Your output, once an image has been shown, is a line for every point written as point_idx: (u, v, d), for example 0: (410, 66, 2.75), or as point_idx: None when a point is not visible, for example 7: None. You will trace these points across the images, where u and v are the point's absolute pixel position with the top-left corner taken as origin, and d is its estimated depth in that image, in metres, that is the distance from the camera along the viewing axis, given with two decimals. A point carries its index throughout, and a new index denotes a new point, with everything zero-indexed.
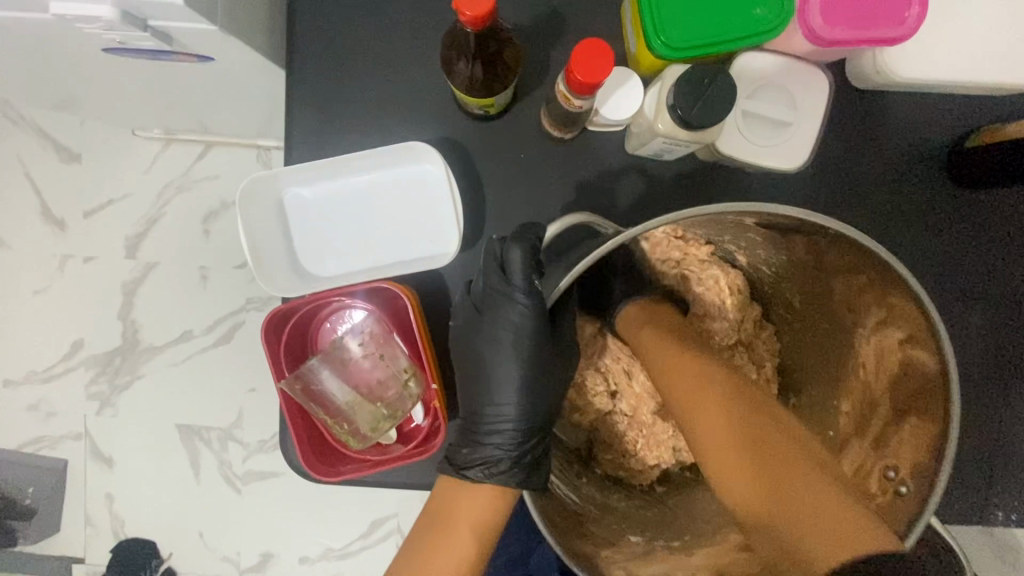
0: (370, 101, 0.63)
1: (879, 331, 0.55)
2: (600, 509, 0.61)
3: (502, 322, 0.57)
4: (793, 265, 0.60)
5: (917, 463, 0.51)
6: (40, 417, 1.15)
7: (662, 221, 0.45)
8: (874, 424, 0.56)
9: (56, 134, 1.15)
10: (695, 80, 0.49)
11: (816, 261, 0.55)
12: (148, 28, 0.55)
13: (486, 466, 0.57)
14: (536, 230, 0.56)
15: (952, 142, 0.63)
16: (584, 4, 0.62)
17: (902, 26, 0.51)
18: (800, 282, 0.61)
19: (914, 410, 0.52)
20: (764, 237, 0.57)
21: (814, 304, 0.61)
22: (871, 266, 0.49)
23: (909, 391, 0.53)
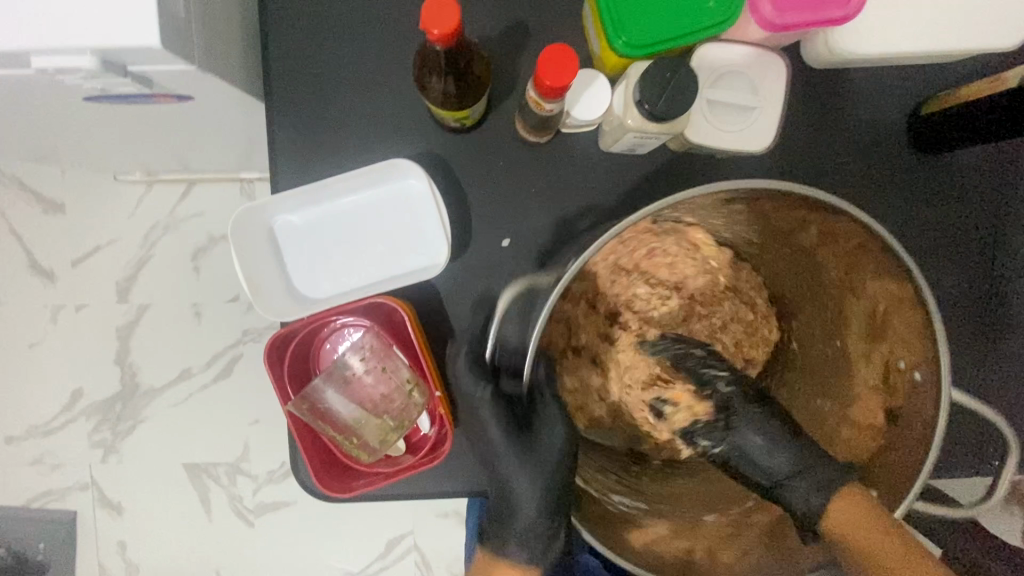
0: (349, 124, 0.65)
1: (845, 259, 0.58)
2: (671, 505, 0.64)
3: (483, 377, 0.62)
4: (764, 231, 0.62)
5: (918, 379, 0.55)
6: (45, 471, 1.15)
7: (646, 211, 0.49)
8: (871, 331, 0.60)
9: (38, 186, 1.15)
10: (657, 75, 0.52)
11: (797, 225, 0.58)
12: (127, 73, 0.56)
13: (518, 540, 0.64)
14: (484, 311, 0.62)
15: (909, 112, 0.66)
16: (545, 13, 0.64)
17: (847, 7, 0.54)
18: (779, 241, 0.63)
19: (903, 303, 0.55)
20: (738, 212, 0.59)
21: (797, 263, 0.64)
22: (844, 222, 0.52)
23: (892, 296, 0.56)
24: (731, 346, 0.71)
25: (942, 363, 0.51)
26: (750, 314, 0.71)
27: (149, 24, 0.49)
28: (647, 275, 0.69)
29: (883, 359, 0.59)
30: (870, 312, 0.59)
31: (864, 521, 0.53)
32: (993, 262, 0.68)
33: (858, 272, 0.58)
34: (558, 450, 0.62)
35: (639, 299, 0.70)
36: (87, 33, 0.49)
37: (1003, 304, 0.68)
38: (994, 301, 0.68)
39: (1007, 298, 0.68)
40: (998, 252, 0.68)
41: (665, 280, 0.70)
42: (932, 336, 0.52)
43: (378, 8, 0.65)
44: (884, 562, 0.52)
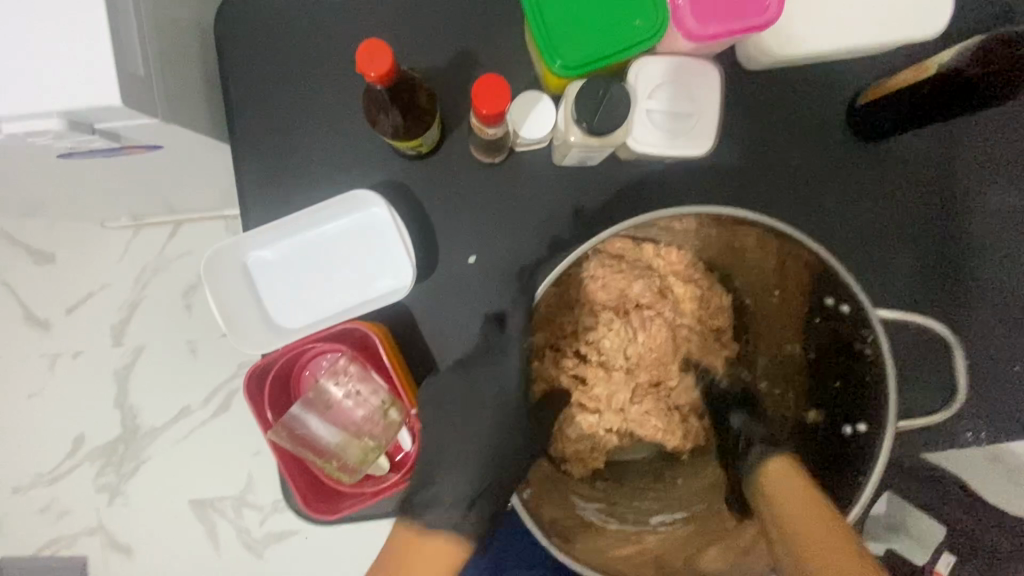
0: (312, 160, 0.68)
1: (765, 241, 0.63)
2: (705, 502, 0.68)
3: (479, 378, 0.64)
4: (699, 234, 0.66)
5: (852, 326, 0.62)
6: (53, 517, 1.17)
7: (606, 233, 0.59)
8: (801, 285, 0.64)
9: (29, 240, 1.18)
10: (591, 93, 0.55)
11: (732, 235, 0.65)
12: (95, 131, 0.59)
13: (445, 510, 0.62)
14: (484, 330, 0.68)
15: (846, 103, 0.69)
16: (491, 40, 0.67)
17: (767, 14, 0.56)
18: (709, 240, 0.67)
19: (815, 255, 0.60)
20: (681, 222, 0.64)
21: (727, 254, 0.68)
22: (764, 228, 0.61)
23: (805, 255, 0.61)
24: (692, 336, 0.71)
25: (873, 317, 0.59)
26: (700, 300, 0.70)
27: (109, 84, 0.52)
28: (588, 302, 0.70)
29: (817, 301, 0.64)
30: (793, 270, 0.64)
31: (793, 490, 0.56)
32: (943, 241, 0.70)
33: (774, 246, 0.63)
34: (580, 504, 0.67)
35: (587, 322, 0.70)
36: (52, 98, 0.52)
37: (958, 279, 0.70)
38: (949, 277, 0.70)
39: (962, 274, 0.70)
40: (946, 230, 0.70)
41: (609, 300, 0.70)
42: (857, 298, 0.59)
43: (333, 49, 0.68)
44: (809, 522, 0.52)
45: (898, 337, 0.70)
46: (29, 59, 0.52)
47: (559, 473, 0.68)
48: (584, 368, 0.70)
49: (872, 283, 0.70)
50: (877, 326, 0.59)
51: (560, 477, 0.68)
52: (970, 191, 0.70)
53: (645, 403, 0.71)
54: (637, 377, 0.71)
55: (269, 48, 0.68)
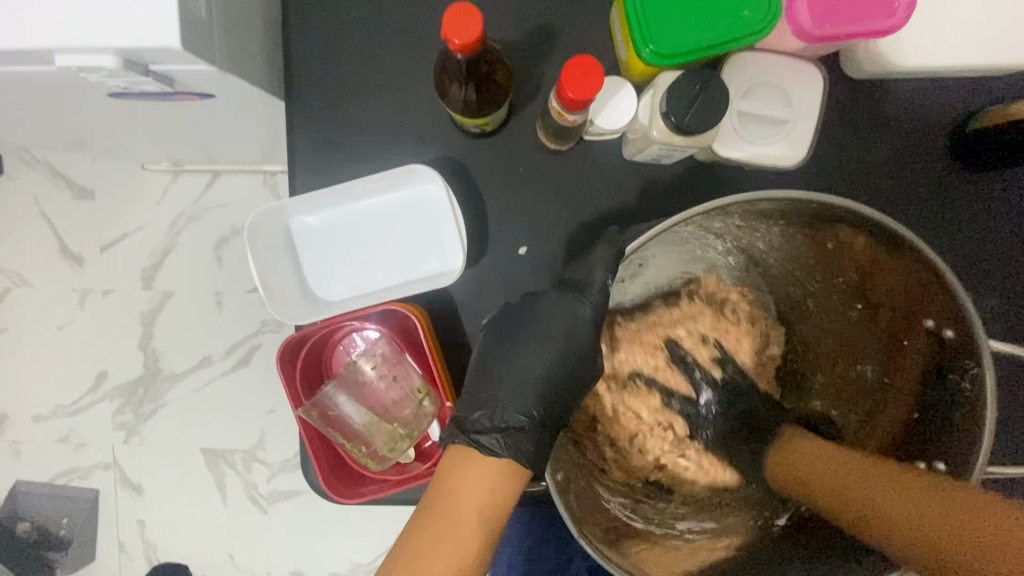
0: (368, 126, 0.64)
1: (864, 255, 0.54)
2: (737, 515, 0.62)
3: (552, 316, 0.58)
4: (781, 232, 0.58)
5: (952, 356, 0.51)
6: (70, 449, 1.18)
7: (680, 218, 0.49)
8: (893, 308, 0.56)
9: (69, 173, 1.17)
10: (686, 87, 0.50)
11: (823, 238, 0.56)
12: (149, 72, 0.56)
13: (496, 433, 0.56)
14: (540, 297, 0.60)
15: (953, 126, 0.62)
16: (573, 16, 0.62)
17: (893, 18, 0.50)
18: (790, 248, 0.59)
19: (923, 280, 0.50)
20: (764, 227, 0.57)
21: (807, 262, 0.60)
22: (861, 230, 0.51)
23: (911, 281, 0.52)
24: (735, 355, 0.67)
25: (981, 345, 0.47)
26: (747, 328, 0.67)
27: (169, 24, 0.49)
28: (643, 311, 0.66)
29: (913, 329, 0.55)
30: (889, 287, 0.55)
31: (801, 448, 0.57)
32: None
33: (872, 261, 0.54)
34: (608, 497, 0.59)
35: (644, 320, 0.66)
36: (109, 31, 0.49)
37: None
38: None
39: None
40: None
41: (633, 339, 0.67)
42: (970, 324, 0.48)
43: (401, 8, 0.63)
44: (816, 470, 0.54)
45: None
46: None
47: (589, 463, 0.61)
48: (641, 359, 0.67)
49: None
50: (987, 356, 0.47)
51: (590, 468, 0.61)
52: None
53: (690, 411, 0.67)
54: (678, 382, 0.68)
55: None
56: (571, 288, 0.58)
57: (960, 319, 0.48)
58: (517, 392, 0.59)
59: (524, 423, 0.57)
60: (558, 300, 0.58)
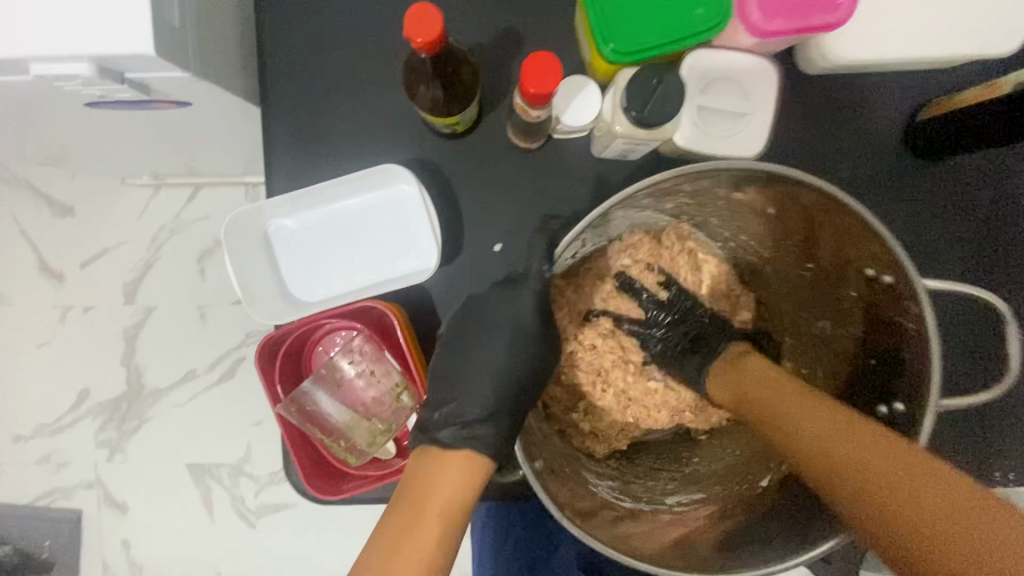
0: (343, 131, 0.66)
1: (807, 212, 0.56)
2: (723, 484, 0.64)
3: (497, 312, 0.60)
4: (728, 206, 0.61)
5: (896, 296, 0.53)
6: (52, 468, 1.17)
7: (631, 189, 0.51)
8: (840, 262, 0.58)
9: (49, 190, 1.17)
10: (644, 82, 0.52)
11: (770, 203, 0.58)
12: (125, 80, 0.57)
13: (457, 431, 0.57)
14: (483, 296, 0.62)
15: (905, 116, 0.65)
16: (538, 21, 0.65)
17: (837, 12, 0.53)
18: (742, 221, 0.63)
19: (856, 229, 0.52)
20: (715, 203, 0.61)
21: (760, 229, 0.63)
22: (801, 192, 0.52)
23: (850, 234, 0.54)
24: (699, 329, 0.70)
25: (916, 283, 0.49)
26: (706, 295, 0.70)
27: (142, 32, 0.50)
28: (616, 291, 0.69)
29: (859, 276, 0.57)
30: (833, 243, 0.57)
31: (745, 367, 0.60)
32: (994, 271, 0.67)
33: (816, 219, 0.56)
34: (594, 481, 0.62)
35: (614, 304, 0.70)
36: (83, 40, 0.50)
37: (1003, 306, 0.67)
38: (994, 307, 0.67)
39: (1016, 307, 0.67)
40: (999, 259, 0.67)
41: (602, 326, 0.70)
42: (900, 264, 0.50)
43: (373, 16, 0.65)
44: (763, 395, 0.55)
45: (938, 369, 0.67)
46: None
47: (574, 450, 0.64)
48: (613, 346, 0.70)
49: None
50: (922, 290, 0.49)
51: (574, 454, 0.64)
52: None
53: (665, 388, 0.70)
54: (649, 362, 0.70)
55: (308, 9, 0.65)
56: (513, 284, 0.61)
57: (890, 262, 0.51)
58: (475, 385, 0.60)
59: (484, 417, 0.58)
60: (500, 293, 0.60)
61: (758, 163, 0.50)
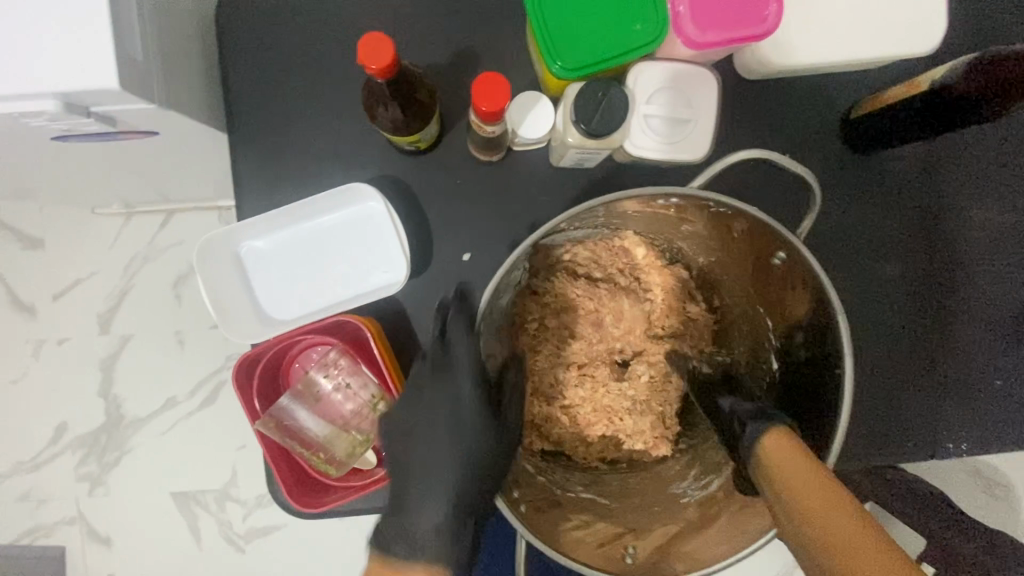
0: (309, 154, 0.68)
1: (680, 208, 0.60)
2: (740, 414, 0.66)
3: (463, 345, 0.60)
4: (623, 214, 0.64)
5: (742, 222, 0.57)
6: (32, 505, 1.15)
7: (561, 219, 0.54)
8: (712, 228, 0.63)
9: (17, 224, 1.17)
10: (591, 95, 0.55)
11: (660, 207, 0.61)
12: (91, 114, 0.58)
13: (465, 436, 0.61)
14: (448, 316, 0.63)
15: (841, 115, 0.70)
16: (492, 40, 0.68)
17: (764, 24, 0.57)
18: (654, 221, 0.66)
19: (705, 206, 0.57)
20: (629, 215, 0.65)
21: (649, 221, 0.67)
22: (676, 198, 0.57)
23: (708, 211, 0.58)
24: (636, 326, 0.74)
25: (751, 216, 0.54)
26: (619, 290, 0.73)
27: (107, 69, 0.52)
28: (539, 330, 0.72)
29: (721, 225, 0.61)
30: (704, 218, 0.61)
31: (787, 453, 0.51)
32: (933, 254, 0.72)
33: (688, 212, 0.60)
34: (675, 484, 0.68)
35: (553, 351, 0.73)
36: (49, 78, 0.52)
37: (946, 287, 0.73)
38: (935, 288, 0.73)
39: (952, 285, 0.73)
40: (935, 243, 0.72)
41: (553, 376, 0.73)
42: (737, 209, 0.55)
43: (333, 42, 0.68)
44: (811, 502, 0.46)
45: (886, 348, 0.72)
46: (27, 38, 0.51)
47: (622, 479, 0.70)
48: (570, 391, 0.73)
49: (861, 296, 0.72)
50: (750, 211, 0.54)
51: (622, 483, 0.69)
52: (961, 202, 0.72)
53: (636, 382, 0.74)
54: (595, 376, 0.74)
55: (270, 39, 0.68)
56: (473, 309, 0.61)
57: (695, 198, 0.57)
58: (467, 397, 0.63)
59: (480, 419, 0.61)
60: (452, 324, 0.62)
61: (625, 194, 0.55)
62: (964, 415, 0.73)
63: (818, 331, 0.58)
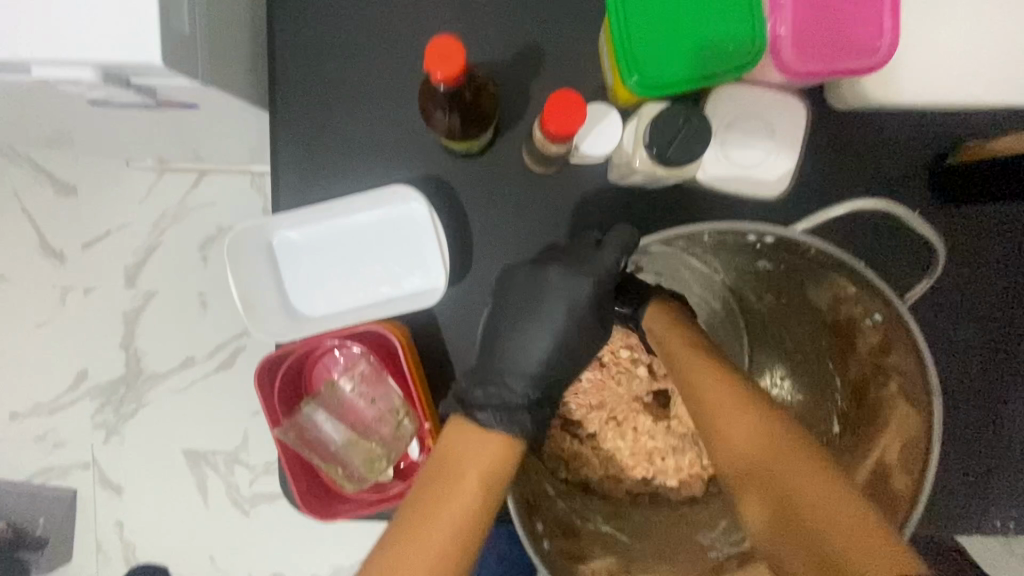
0: (353, 143, 0.64)
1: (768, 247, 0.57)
2: None
3: (557, 292, 0.56)
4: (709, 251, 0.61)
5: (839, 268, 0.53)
6: (48, 447, 1.17)
7: (663, 237, 0.52)
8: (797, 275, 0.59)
9: (51, 168, 1.15)
10: (668, 122, 0.50)
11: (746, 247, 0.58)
12: (130, 84, 0.55)
13: (494, 407, 0.52)
14: (528, 278, 0.57)
15: (934, 158, 0.63)
16: (562, 37, 0.62)
17: (875, 56, 0.51)
18: (730, 260, 0.62)
19: (793, 246, 0.54)
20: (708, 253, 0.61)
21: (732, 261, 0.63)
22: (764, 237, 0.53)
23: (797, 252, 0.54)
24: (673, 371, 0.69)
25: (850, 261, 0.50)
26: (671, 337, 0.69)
27: (149, 40, 0.48)
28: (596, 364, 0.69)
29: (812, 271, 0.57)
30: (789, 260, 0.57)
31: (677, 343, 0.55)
32: (1013, 318, 0.66)
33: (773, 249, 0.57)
34: (701, 533, 0.64)
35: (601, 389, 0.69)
36: (88, 46, 0.48)
37: (1018, 353, 0.66)
38: (1008, 354, 0.66)
39: None
40: (1017, 306, 0.66)
41: (598, 413, 0.69)
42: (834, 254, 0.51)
43: (390, 22, 0.63)
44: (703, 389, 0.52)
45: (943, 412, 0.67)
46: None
47: (642, 517, 0.67)
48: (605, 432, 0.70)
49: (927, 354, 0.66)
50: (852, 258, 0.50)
51: (642, 521, 0.66)
52: None
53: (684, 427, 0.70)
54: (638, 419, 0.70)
55: (324, 13, 0.63)
56: (575, 266, 0.56)
57: (792, 241, 0.52)
58: (518, 371, 0.55)
59: (521, 400, 0.54)
60: (532, 279, 0.57)
61: (717, 224, 0.51)
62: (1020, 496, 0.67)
63: (911, 403, 0.54)
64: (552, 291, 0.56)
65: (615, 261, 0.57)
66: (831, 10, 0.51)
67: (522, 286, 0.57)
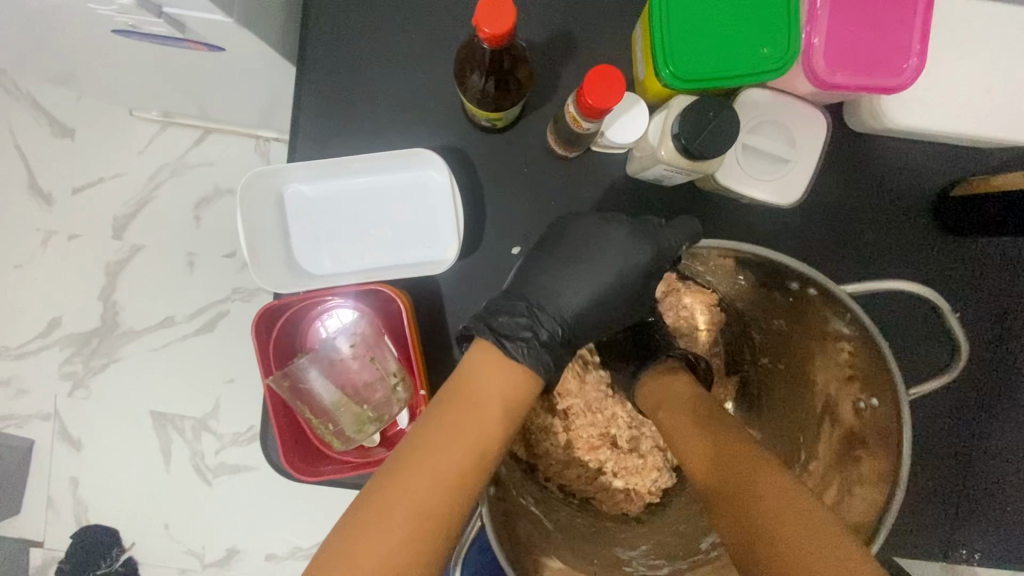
0: (378, 105, 0.64)
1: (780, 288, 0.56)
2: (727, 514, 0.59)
3: (609, 247, 0.57)
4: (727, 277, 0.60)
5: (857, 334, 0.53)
6: (9, 393, 1.12)
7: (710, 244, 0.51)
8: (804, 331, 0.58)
9: (50, 108, 1.12)
10: (697, 113, 0.51)
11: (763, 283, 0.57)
12: (162, 15, 0.54)
13: (525, 340, 0.51)
14: (582, 226, 0.58)
15: (940, 188, 0.65)
16: (596, 28, 0.63)
17: (901, 77, 0.53)
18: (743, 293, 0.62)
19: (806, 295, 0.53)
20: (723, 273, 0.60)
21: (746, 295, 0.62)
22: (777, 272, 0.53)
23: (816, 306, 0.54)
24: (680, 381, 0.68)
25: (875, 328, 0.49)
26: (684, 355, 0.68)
27: None
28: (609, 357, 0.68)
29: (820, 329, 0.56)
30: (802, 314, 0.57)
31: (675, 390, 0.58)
32: (997, 353, 0.68)
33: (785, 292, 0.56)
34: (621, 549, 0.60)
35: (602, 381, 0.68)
36: None
37: (999, 389, 0.68)
38: (990, 388, 0.68)
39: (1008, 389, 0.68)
40: (1003, 342, 0.67)
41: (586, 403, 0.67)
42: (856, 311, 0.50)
43: None
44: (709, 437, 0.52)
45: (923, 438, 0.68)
46: None
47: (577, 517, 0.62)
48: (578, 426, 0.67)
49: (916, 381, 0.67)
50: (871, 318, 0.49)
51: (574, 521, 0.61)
52: None
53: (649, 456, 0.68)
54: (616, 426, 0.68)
55: None
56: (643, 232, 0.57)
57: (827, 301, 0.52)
58: (551, 313, 0.55)
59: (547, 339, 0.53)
60: (589, 230, 0.57)
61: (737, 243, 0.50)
62: (986, 525, 0.69)
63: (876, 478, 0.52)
64: (605, 247, 0.57)
65: (678, 245, 0.57)
66: (864, 27, 0.53)
67: (579, 235, 0.58)
